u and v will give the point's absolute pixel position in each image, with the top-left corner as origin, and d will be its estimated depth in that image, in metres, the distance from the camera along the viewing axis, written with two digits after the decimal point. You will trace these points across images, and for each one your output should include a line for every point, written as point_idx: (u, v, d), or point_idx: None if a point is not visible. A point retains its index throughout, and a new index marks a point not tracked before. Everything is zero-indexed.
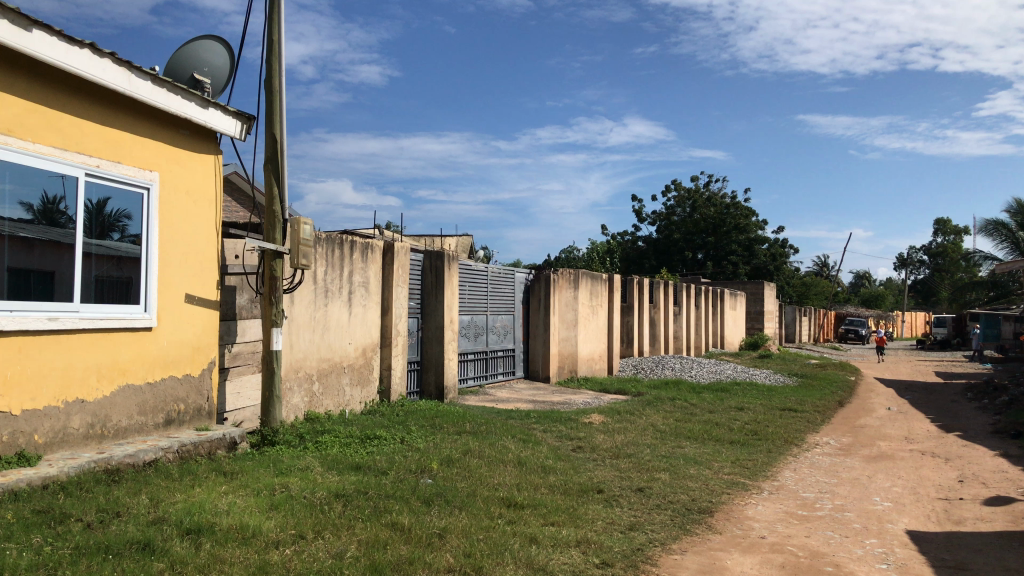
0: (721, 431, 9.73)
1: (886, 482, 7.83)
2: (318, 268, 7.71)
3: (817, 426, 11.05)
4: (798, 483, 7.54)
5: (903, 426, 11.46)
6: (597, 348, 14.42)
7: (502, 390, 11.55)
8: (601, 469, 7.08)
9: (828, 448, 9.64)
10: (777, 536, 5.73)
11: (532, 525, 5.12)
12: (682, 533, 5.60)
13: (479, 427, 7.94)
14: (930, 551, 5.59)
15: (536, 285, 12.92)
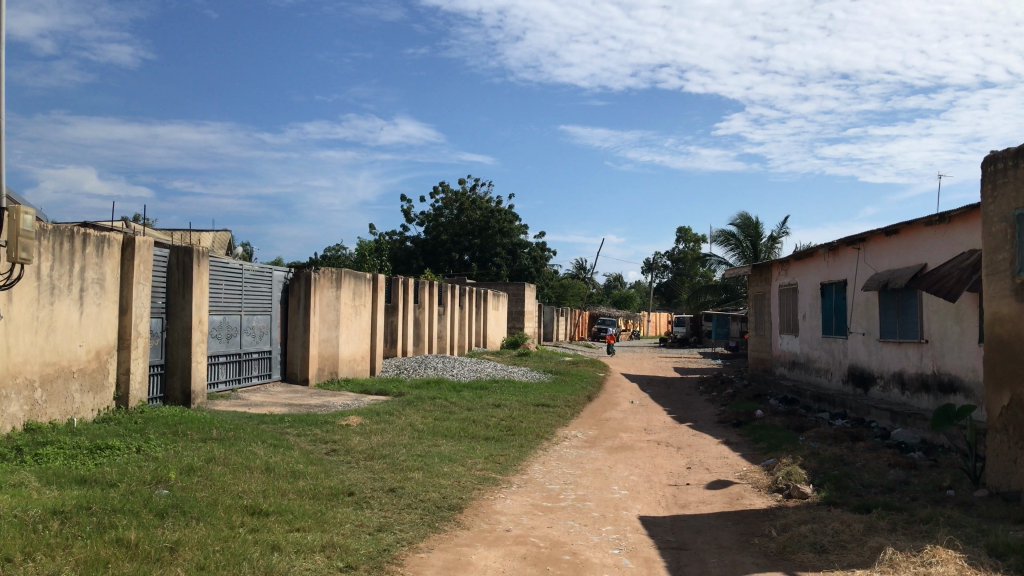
0: (476, 428, 9.96)
1: (624, 472, 8.38)
2: (41, 262, 7.02)
3: (567, 420, 11.63)
4: (545, 476, 7.90)
5: (643, 419, 12.33)
6: (359, 349, 14.27)
7: (256, 393, 11.12)
8: (354, 472, 7.01)
9: (575, 440, 10.17)
10: (521, 528, 5.96)
11: (276, 533, 4.96)
12: (430, 531, 5.67)
13: (226, 433, 7.58)
14: (657, 535, 6.04)
15: (295, 285, 12.61)
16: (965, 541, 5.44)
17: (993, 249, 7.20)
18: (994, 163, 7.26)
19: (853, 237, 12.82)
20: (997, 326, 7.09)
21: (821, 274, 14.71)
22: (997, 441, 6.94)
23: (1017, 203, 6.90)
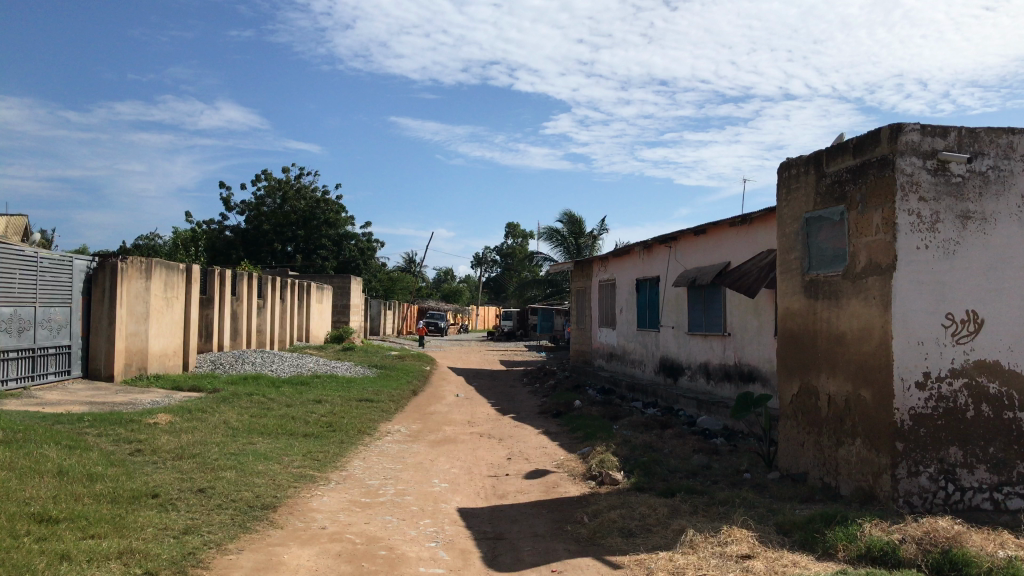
0: (294, 425, 9.68)
1: (445, 465, 8.42)
2: None
3: (390, 415, 11.55)
4: (365, 472, 7.80)
5: (467, 411, 12.45)
6: (171, 343, 13.54)
7: (52, 391, 10.30)
8: (160, 473, 6.63)
9: (397, 435, 10.11)
10: (337, 525, 5.85)
11: (66, 541, 4.61)
12: (240, 532, 5.45)
13: (15, 435, 6.97)
14: (475, 526, 6.11)
15: (99, 275, 11.78)
16: (757, 520, 5.84)
17: (786, 249, 7.78)
18: (789, 169, 7.84)
19: (666, 235, 13.49)
20: (790, 321, 7.67)
21: (636, 270, 15.38)
22: (789, 426, 7.52)
23: (808, 206, 7.47)
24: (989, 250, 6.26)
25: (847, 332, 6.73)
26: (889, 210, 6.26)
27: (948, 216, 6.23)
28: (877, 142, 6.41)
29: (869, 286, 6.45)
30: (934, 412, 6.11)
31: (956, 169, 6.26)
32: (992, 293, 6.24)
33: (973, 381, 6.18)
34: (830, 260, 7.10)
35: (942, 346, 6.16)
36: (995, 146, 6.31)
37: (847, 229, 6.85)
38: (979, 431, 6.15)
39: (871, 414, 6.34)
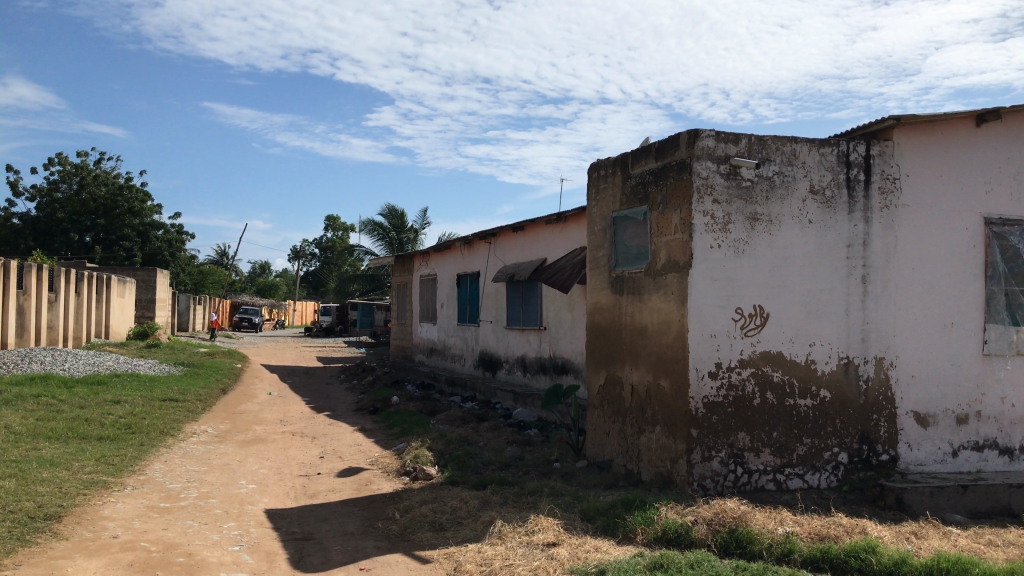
0: (87, 427, 9.02)
1: (253, 466, 8.12)
2: None
3: (196, 415, 11.01)
4: (165, 475, 7.39)
5: (280, 410, 12.08)
6: None
7: None
8: None
9: (203, 436, 9.65)
10: (131, 533, 5.50)
11: None
12: (18, 545, 5.01)
13: None
14: (282, 527, 5.93)
15: None
16: (564, 508, 6.03)
17: (595, 247, 8.07)
18: (598, 170, 8.13)
19: (485, 232, 13.66)
20: (597, 315, 7.97)
21: (456, 266, 15.49)
22: (596, 416, 7.82)
23: (615, 205, 7.78)
24: (774, 249, 6.74)
25: (648, 326, 7.07)
26: (687, 210, 6.62)
27: (738, 217, 6.67)
28: (677, 146, 6.77)
29: (668, 283, 6.81)
30: (724, 400, 6.54)
31: (746, 174, 6.69)
32: (776, 289, 6.73)
33: (759, 370, 6.64)
34: (635, 257, 7.43)
35: (732, 338, 6.59)
36: (780, 153, 6.77)
37: (650, 228, 7.19)
38: (764, 417, 6.62)
39: (668, 403, 6.71)
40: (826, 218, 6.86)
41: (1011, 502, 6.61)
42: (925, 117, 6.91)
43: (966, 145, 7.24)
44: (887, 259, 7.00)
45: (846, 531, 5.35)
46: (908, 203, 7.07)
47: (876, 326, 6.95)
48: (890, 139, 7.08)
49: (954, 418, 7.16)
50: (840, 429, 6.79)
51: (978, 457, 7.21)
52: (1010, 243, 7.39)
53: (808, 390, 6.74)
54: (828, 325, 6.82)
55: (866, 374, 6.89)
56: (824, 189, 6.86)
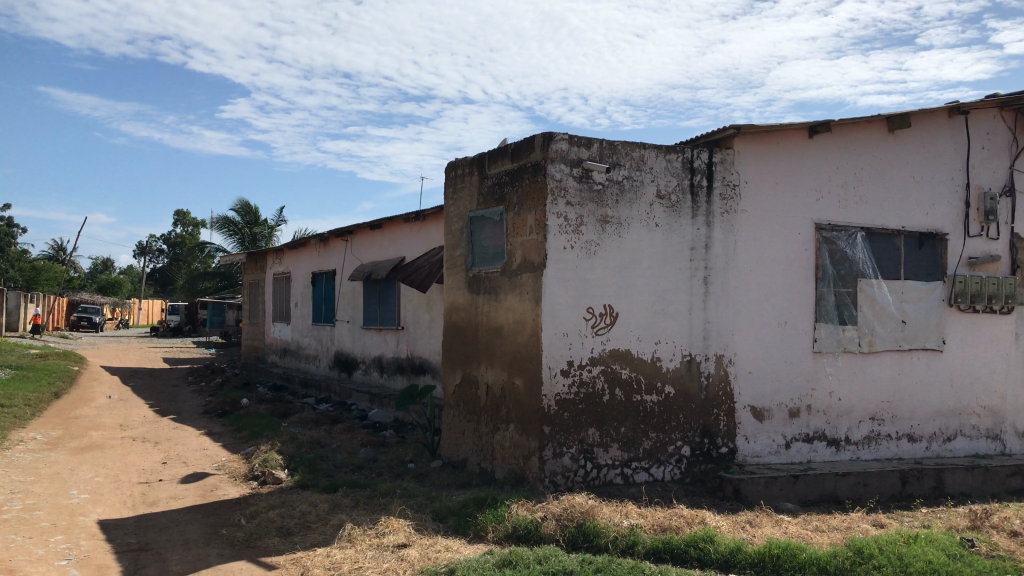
0: None
1: (87, 474, 7.64)
2: None
3: (24, 421, 10.26)
4: None
5: (120, 414, 11.43)
6: None
7: None
8: None
9: (31, 444, 9.00)
10: None
11: None
12: None
13: None
14: (117, 538, 5.61)
15: None
16: (415, 509, 6.00)
17: (452, 246, 8.08)
18: (455, 169, 8.14)
19: (342, 229, 13.41)
20: (453, 314, 7.98)
21: (312, 264, 15.14)
22: (451, 416, 7.82)
23: (471, 205, 7.81)
24: (623, 251, 6.94)
25: (503, 325, 7.14)
26: (541, 211, 6.73)
27: (590, 219, 6.83)
28: (531, 148, 6.86)
29: (522, 282, 6.90)
30: (576, 396, 6.69)
31: (597, 177, 6.86)
32: (625, 289, 6.93)
33: (609, 368, 6.83)
34: (491, 256, 7.48)
35: (584, 337, 6.75)
36: (629, 158, 6.98)
37: (505, 228, 7.26)
38: (613, 413, 6.81)
39: (521, 401, 6.80)
40: (671, 221, 7.13)
41: (837, 489, 7.08)
42: (763, 128, 7.30)
43: (799, 155, 7.70)
44: (727, 261, 7.35)
45: (687, 522, 5.58)
46: (747, 208, 7.46)
47: (717, 325, 7.28)
48: (731, 148, 7.43)
49: (787, 412, 7.59)
50: (684, 423, 7.08)
51: (808, 448, 7.68)
52: (838, 247, 7.91)
53: (654, 386, 6.98)
54: (673, 324, 7.09)
55: (707, 371, 7.21)
56: (670, 194, 7.13)
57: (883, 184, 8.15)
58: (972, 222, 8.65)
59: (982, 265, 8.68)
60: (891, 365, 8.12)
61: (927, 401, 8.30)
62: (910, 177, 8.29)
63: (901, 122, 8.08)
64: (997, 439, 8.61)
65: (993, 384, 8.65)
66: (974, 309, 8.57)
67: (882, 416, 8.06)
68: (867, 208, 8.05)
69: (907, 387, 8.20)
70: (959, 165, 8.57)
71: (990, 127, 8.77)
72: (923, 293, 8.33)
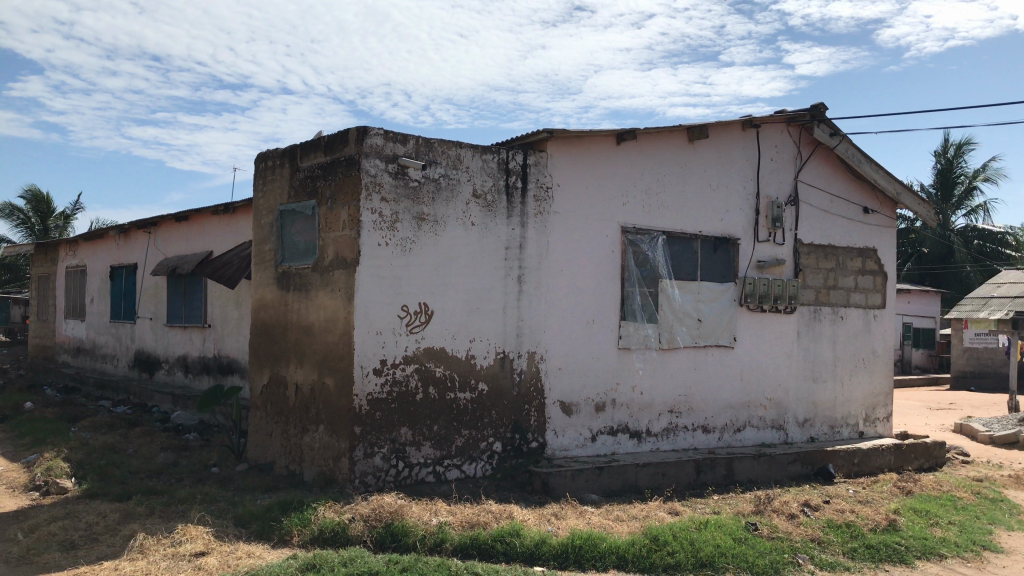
0: None
1: None
2: None
3: None
4: None
5: None
6: None
7: None
8: None
9: None
10: None
11: None
12: None
13: None
14: None
15: None
16: (216, 515, 5.73)
17: (261, 241, 7.78)
18: (265, 160, 7.85)
19: (143, 221, 12.62)
20: (262, 311, 7.69)
21: (110, 257, 14.15)
22: (258, 417, 7.54)
23: (282, 198, 7.56)
24: (438, 249, 6.94)
25: (314, 323, 6.96)
26: (354, 207, 6.61)
27: (405, 216, 6.78)
28: (346, 142, 6.72)
29: (334, 279, 6.75)
30: (388, 396, 6.62)
31: (413, 174, 6.82)
32: (440, 287, 6.94)
33: (422, 366, 6.81)
34: (302, 252, 7.27)
35: (397, 335, 6.69)
36: (445, 157, 6.99)
37: (317, 223, 7.08)
38: (425, 411, 6.80)
39: (332, 400, 6.65)
40: (486, 220, 7.21)
41: (637, 479, 7.42)
42: (574, 132, 7.53)
43: (608, 160, 8.01)
44: (540, 261, 7.53)
45: (494, 517, 5.66)
46: (559, 210, 7.67)
47: (529, 323, 7.44)
48: (545, 150, 7.60)
49: (594, 406, 7.88)
50: (496, 420, 7.18)
51: (613, 441, 8.01)
52: (642, 249, 8.29)
53: (467, 384, 7.04)
54: (486, 322, 7.17)
55: (519, 368, 7.36)
56: (485, 194, 7.21)
57: (684, 191, 8.62)
58: (761, 229, 9.32)
59: (769, 268, 9.38)
60: (689, 361, 8.61)
61: (720, 394, 8.87)
62: (707, 185, 8.82)
63: (701, 132, 8.58)
64: (780, 428, 9.33)
65: (777, 378, 9.37)
66: (762, 309, 9.24)
67: (680, 408, 8.53)
68: (669, 213, 8.49)
69: (702, 382, 8.73)
70: (751, 175, 9.21)
71: (778, 141, 9.48)
72: (718, 293, 8.89)
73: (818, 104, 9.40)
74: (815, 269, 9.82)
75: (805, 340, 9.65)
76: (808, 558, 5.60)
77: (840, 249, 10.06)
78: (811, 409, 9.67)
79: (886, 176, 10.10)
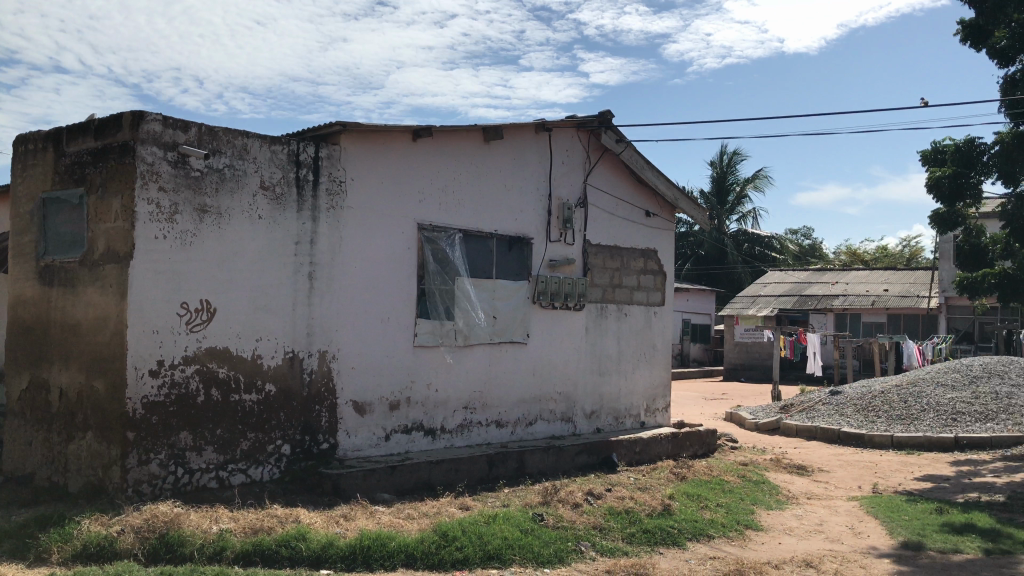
0: None
1: None
2: None
3: None
4: None
5: None
6: None
7: None
8: None
9: None
10: None
11: None
12: None
13: None
14: None
15: None
16: None
17: (20, 231, 7.08)
18: (25, 143, 7.15)
19: None
20: (20, 309, 7.00)
21: None
22: (15, 425, 6.86)
23: (45, 185, 6.92)
24: (223, 243, 6.61)
25: (81, 322, 6.42)
26: (128, 197, 6.15)
27: (185, 208, 6.39)
28: (118, 127, 6.25)
29: (105, 274, 6.26)
30: (165, 399, 6.22)
31: (194, 163, 6.45)
32: (224, 284, 6.61)
33: (204, 367, 6.46)
34: (68, 244, 6.69)
35: (176, 334, 6.30)
36: (230, 146, 6.67)
37: (86, 213, 6.54)
38: (207, 415, 6.46)
39: (101, 405, 6.16)
40: (274, 214, 6.95)
41: (430, 477, 7.43)
42: (368, 127, 7.42)
43: (403, 157, 7.96)
44: (332, 257, 7.36)
45: (279, 522, 5.47)
46: (353, 205, 7.53)
47: (320, 321, 7.26)
48: (337, 144, 7.43)
49: (387, 405, 7.81)
50: (284, 421, 6.95)
51: (406, 439, 7.98)
52: (437, 247, 8.30)
53: (254, 385, 6.76)
54: (274, 320, 6.92)
55: (309, 367, 7.16)
56: (274, 186, 6.95)
57: (478, 189, 8.73)
58: (553, 229, 9.62)
59: (560, 267, 9.70)
60: (482, 358, 8.74)
61: (513, 390, 9.07)
62: (501, 185, 8.98)
63: (495, 133, 8.73)
64: (569, 420, 9.69)
65: (567, 372, 9.72)
66: (553, 306, 9.54)
67: (474, 405, 8.63)
68: (464, 211, 8.57)
69: (495, 378, 8.88)
70: (543, 176, 9.48)
71: (568, 145, 9.82)
72: (511, 291, 9.08)
73: (605, 111, 9.84)
74: (602, 268, 10.26)
75: (593, 336, 10.07)
76: (591, 545, 5.85)
77: (625, 250, 10.58)
78: (598, 402, 10.11)
79: (666, 182, 10.74)
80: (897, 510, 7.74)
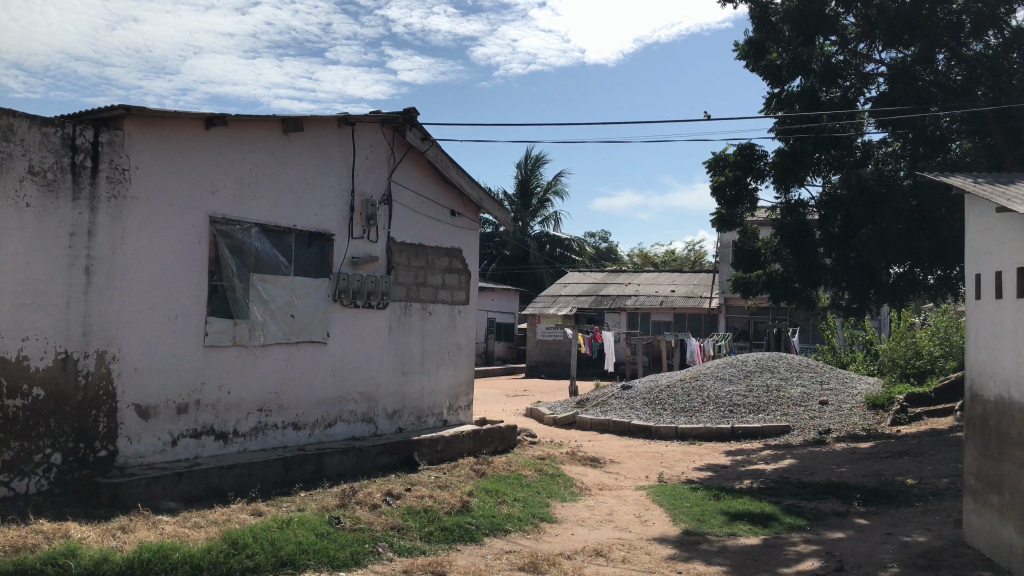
0: None
1: None
2: None
3: None
4: None
5: None
6: None
7: None
8: None
9: None
10: None
11: None
12: None
13: None
14: None
15: None
16: None
17: None
18: None
19: None
20: None
21: None
22: None
23: None
24: None
25: None
26: None
27: None
28: None
29: None
30: None
31: None
32: None
33: None
34: None
35: None
36: None
37: None
38: None
39: None
40: (45, 203, 6.36)
41: (221, 482, 7.07)
42: (155, 112, 6.96)
43: (195, 146, 7.53)
44: (112, 251, 6.84)
45: (45, 538, 5.02)
46: (136, 195, 7.03)
47: (98, 319, 6.72)
48: (120, 129, 6.92)
49: (174, 408, 7.36)
50: (55, 428, 6.37)
51: (195, 444, 7.55)
52: (232, 242, 7.92)
53: (18, 389, 6.15)
54: (44, 318, 6.33)
55: (85, 369, 6.61)
56: (45, 171, 6.36)
57: (277, 183, 8.42)
58: (355, 226, 9.44)
59: (362, 265, 9.54)
60: (279, 358, 8.44)
61: (311, 391, 8.82)
62: (301, 179, 8.71)
63: (295, 125, 8.46)
64: (370, 421, 9.56)
65: (368, 371, 9.58)
66: (355, 304, 9.38)
67: (269, 407, 8.31)
68: (261, 205, 8.24)
69: (292, 378, 8.59)
70: (346, 172, 9.29)
71: (373, 141, 9.69)
72: (311, 289, 8.83)
73: (410, 108, 9.79)
74: (406, 267, 10.20)
75: (396, 334, 9.99)
76: (388, 546, 5.79)
77: (429, 249, 10.57)
78: (400, 402, 10.04)
79: (470, 182, 10.83)
80: (679, 497, 8.24)
